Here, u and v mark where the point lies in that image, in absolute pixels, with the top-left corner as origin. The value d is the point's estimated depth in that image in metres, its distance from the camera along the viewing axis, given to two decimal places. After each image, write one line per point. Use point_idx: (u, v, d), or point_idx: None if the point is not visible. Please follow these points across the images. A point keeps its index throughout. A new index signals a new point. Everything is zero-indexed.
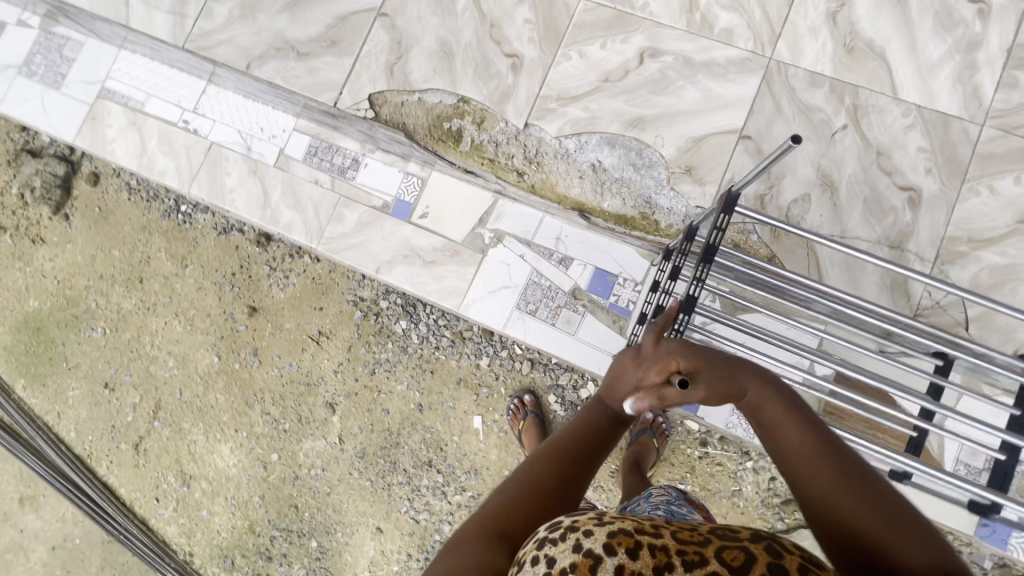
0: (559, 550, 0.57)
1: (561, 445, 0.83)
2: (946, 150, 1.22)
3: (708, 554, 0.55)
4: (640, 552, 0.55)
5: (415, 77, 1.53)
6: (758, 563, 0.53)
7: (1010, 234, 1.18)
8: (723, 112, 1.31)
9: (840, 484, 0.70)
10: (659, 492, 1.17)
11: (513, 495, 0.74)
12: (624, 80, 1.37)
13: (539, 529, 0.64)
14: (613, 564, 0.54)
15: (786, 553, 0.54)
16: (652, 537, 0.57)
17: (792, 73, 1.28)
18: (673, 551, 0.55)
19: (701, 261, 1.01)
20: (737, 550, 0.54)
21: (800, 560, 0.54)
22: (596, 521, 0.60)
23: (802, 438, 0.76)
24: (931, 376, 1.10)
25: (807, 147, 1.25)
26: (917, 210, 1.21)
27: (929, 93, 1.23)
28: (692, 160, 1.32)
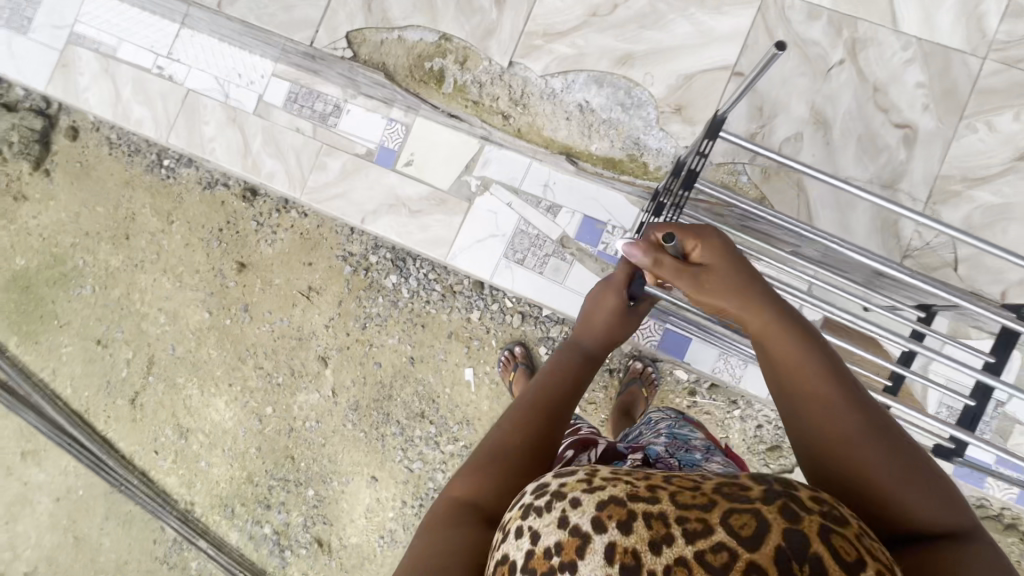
0: (544, 524, 0.53)
1: (536, 403, 0.84)
2: (945, 85, 1.17)
3: (714, 521, 0.47)
4: (634, 525, 0.49)
5: (395, 14, 1.46)
6: (773, 533, 0.45)
7: (1006, 173, 1.15)
8: (715, 47, 1.25)
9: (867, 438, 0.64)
10: (657, 416, 1.21)
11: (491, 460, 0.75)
12: (612, 14, 1.31)
13: (524, 493, 0.60)
14: (603, 541, 0.49)
15: (806, 515, 0.47)
16: (648, 503, 0.50)
17: (789, 4, 1.21)
18: (671, 519, 0.48)
19: (682, 185, 1.01)
20: (749, 516, 0.47)
21: (819, 519, 0.47)
22: (584, 486, 0.54)
23: (822, 379, 0.67)
24: (912, 324, 1.09)
25: (801, 82, 1.20)
26: (912, 147, 1.17)
27: (930, 24, 1.18)
28: (681, 98, 1.28)
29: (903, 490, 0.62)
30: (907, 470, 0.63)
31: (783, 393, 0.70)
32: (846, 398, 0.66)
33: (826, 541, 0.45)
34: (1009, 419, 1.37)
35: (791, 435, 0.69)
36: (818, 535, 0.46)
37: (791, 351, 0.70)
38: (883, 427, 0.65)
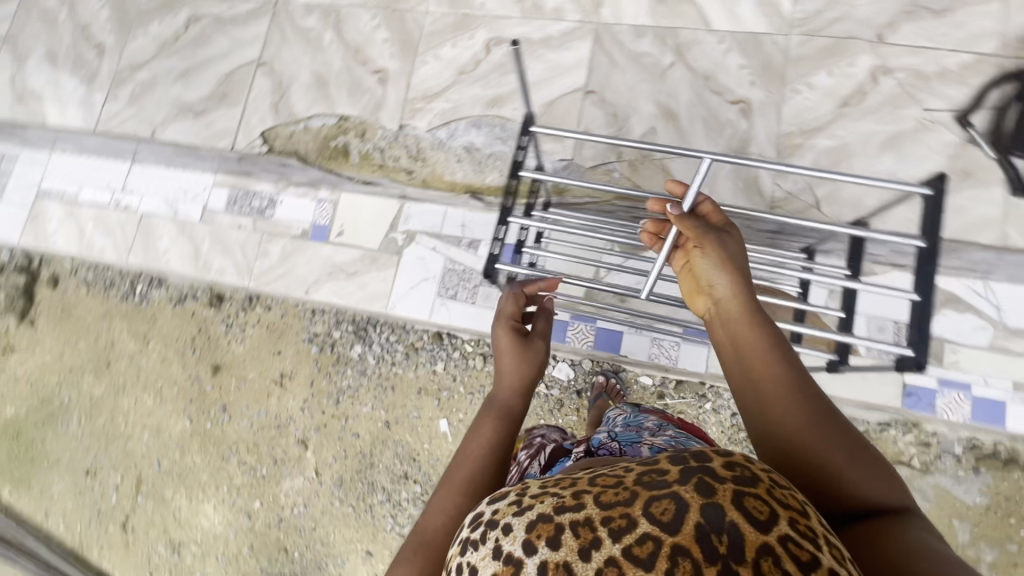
0: (480, 559, 0.51)
1: (467, 479, 0.85)
2: (763, 63, 1.36)
3: (635, 513, 0.46)
4: (563, 538, 0.47)
5: (299, 109, 1.68)
6: (691, 511, 0.44)
7: (835, 119, 1.30)
8: (567, 75, 1.44)
9: (816, 426, 0.67)
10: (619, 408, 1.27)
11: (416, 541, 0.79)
12: (477, 69, 1.52)
13: (465, 528, 0.59)
14: (536, 563, 0.46)
15: (719, 485, 0.46)
16: (574, 512, 0.48)
17: (617, 30, 1.43)
18: (597, 523, 0.46)
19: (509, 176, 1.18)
20: (667, 500, 0.45)
21: (733, 486, 0.45)
22: (515, 510, 0.52)
23: (781, 373, 0.71)
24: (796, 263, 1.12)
25: (643, 87, 1.39)
26: (750, 116, 1.33)
27: (736, 19, 1.39)
28: (549, 121, 1.42)
29: (856, 475, 0.65)
30: (852, 453, 0.66)
31: (744, 381, 0.73)
32: (804, 392, 0.70)
33: (742, 507, 0.44)
34: (937, 339, 1.41)
35: (751, 425, 0.72)
36: (736, 504, 0.44)
37: (755, 342, 0.74)
38: (838, 418, 0.69)
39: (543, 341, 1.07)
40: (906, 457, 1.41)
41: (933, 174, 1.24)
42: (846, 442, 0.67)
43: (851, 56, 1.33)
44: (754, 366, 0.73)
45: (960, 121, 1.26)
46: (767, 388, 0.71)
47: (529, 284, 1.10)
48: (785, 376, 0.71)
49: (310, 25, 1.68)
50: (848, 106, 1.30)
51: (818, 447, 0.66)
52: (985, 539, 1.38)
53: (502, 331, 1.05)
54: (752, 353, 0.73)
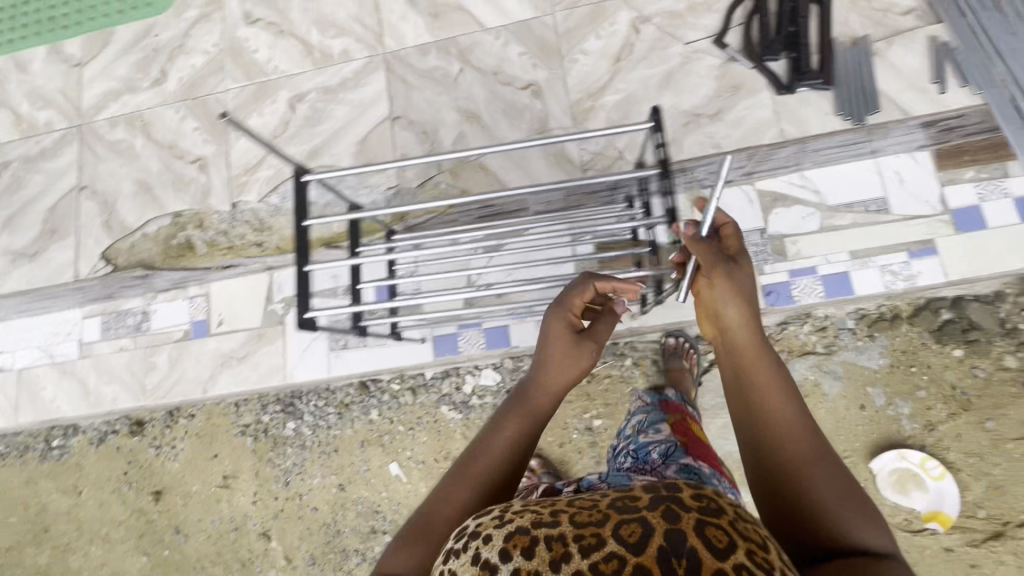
0: (459, 563, 0.55)
1: (484, 465, 0.86)
2: (539, 45, 1.45)
3: (606, 533, 0.52)
4: (536, 549, 0.51)
5: (131, 220, 1.71)
6: (655, 535, 0.51)
7: (615, 75, 1.40)
8: (372, 109, 1.50)
9: (812, 461, 0.72)
10: (643, 416, 1.29)
11: (426, 510, 0.81)
12: (288, 128, 1.53)
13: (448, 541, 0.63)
14: (509, 570, 0.51)
15: (683, 515, 0.53)
16: (549, 527, 0.53)
17: (404, 55, 1.51)
18: (570, 539, 0.52)
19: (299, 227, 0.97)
20: (635, 524, 0.52)
21: (695, 516, 0.53)
22: (496, 523, 0.57)
23: (781, 401, 0.78)
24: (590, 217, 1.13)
25: (441, 98, 1.47)
26: (541, 96, 1.42)
27: (504, 13, 1.48)
28: (368, 156, 1.47)
29: (846, 513, 0.68)
30: (844, 494, 0.69)
31: (744, 404, 0.80)
32: (803, 423, 0.76)
33: (702, 535, 0.51)
34: (778, 237, 1.52)
35: (746, 443, 0.78)
36: (696, 530, 0.51)
37: (757, 369, 0.81)
38: (833, 456, 0.73)
39: (597, 346, 1.02)
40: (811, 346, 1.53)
41: (709, 96, 1.36)
42: (845, 490, 0.69)
43: (610, 16, 1.44)
44: (753, 390, 0.80)
45: (717, 44, 1.38)
46: (763, 409, 0.78)
47: (602, 279, 1.00)
48: (783, 404, 0.78)
49: (119, 137, 1.70)
50: (622, 61, 1.41)
51: (809, 473, 0.71)
52: (898, 395, 1.49)
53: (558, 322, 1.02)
54: (758, 387, 0.80)
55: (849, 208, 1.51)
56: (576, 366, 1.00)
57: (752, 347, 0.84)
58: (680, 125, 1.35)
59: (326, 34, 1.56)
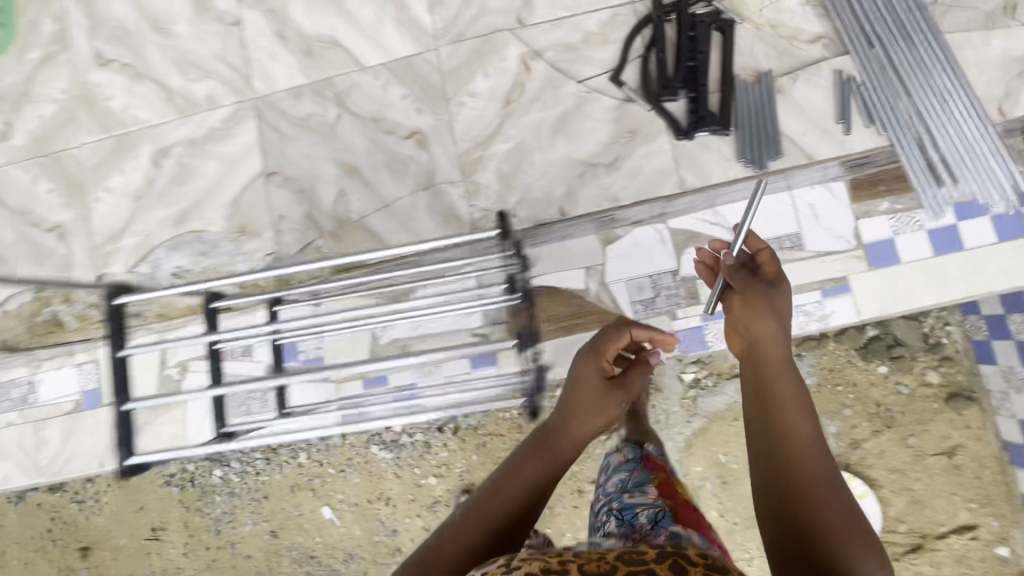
0: None
1: (504, 501, 0.96)
2: (423, 86, 1.31)
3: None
4: None
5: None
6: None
7: (506, 121, 1.28)
8: (244, 165, 1.35)
9: (821, 488, 0.72)
10: (624, 475, 1.09)
11: (441, 537, 0.90)
12: (152, 187, 1.38)
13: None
14: None
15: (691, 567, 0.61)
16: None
17: (275, 100, 1.36)
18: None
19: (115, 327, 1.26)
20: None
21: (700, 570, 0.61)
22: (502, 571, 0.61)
23: (801, 415, 0.78)
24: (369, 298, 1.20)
25: (319, 151, 1.33)
26: (427, 146, 1.29)
27: (384, 49, 1.33)
28: (241, 219, 1.34)
29: (852, 544, 0.67)
30: (847, 522, 0.69)
31: (766, 410, 0.80)
32: (821, 443, 0.76)
33: None
34: (693, 279, 1.46)
35: (758, 451, 0.78)
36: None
37: (783, 380, 0.82)
38: (840, 485, 0.73)
39: (625, 399, 1.20)
40: None
41: (605, 143, 1.25)
42: (851, 521, 0.69)
43: (500, 50, 1.29)
44: (773, 401, 0.80)
45: (613, 82, 1.26)
46: (781, 420, 0.78)
47: (638, 328, 1.24)
48: (803, 418, 0.78)
49: None
50: (512, 103, 1.28)
51: (816, 498, 0.71)
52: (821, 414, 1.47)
53: (590, 364, 1.21)
54: (781, 395, 0.80)
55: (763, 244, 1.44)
56: (604, 412, 1.17)
57: (780, 360, 0.85)
58: (574, 176, 1.25)
59: (187, 77, 1.39)
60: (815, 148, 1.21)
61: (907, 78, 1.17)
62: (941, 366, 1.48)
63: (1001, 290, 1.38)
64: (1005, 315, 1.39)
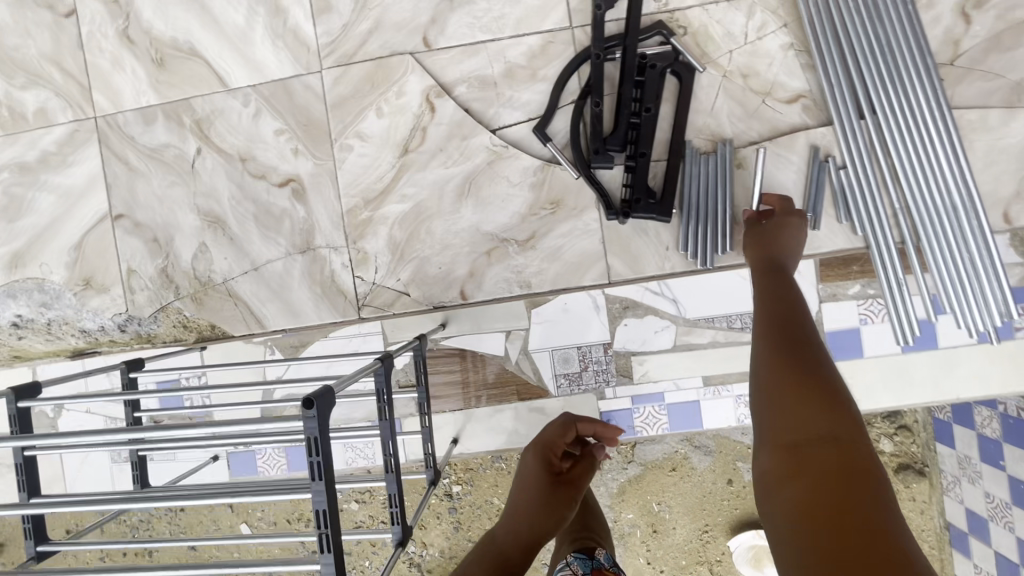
0: None
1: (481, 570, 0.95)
2: (302, 119, 1.06)
3: None
4: None
5: None
6: None
7: (400, 175, 1.04)
8: (86, 202, 1.12)
9: (795, 355, 0.72)
10: None
11: None
12: None
13: None
14: None
15: None
16: None
17: (122, 121, 1.10)
18: None
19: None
20: None
21: None
22: None
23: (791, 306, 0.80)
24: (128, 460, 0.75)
25: (176, 193, 1.09)
26: (305, 199, 1.06)
27: (255, 66, 1.06)
28: (84, 270, 1.12)
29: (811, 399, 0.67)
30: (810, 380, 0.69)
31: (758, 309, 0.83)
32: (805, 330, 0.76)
33: None
34: None
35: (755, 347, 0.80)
36: None
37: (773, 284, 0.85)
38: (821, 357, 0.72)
39: (574, 491, 1.05)
40: None
41: (520, 215, 1.02)
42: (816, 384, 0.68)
43: (396, 81, 1.04)
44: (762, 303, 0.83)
45: (536, 135, 1.01)
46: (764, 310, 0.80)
47: (584, 422, 1.06)
48: (787, 307, 0.80)
49: None
50: (409, 152, 1.04)
51: (787, 361, 0.72)
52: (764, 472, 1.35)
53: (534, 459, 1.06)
54: (775, 298, 0.82)
55: (713, 322, 1.23)
56: (554, 506, 1.03)
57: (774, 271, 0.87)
58: (481, 254, 1.03)
59: (12, 81, 1.11)
60: None
61: (898, 161, 0.94)
62: (896, 435, 1.30)
63: (976, 397, 1.17)
64: (972, 405, 1.21)
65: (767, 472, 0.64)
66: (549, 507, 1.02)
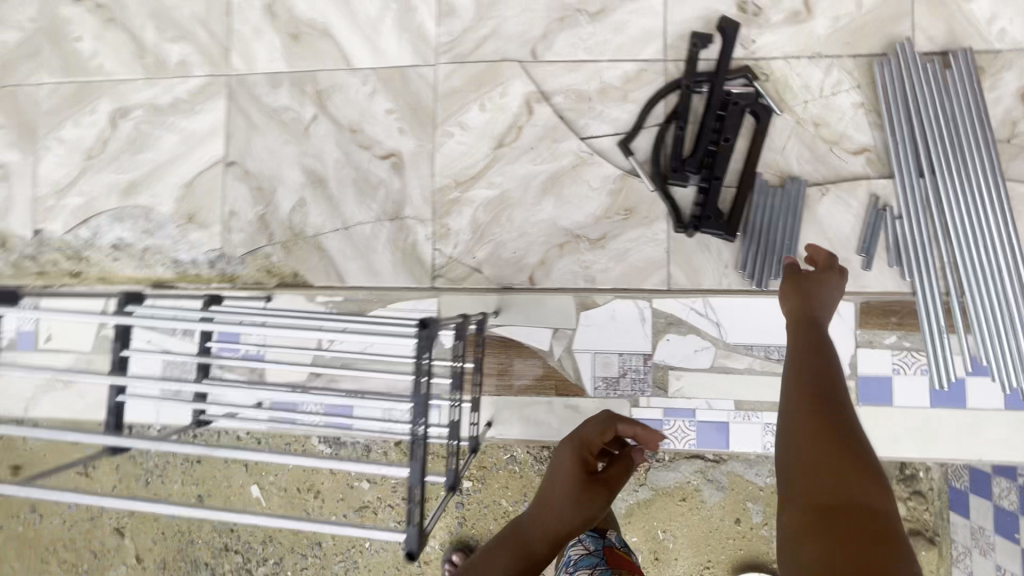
0: None
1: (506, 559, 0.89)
2: (412, 103, 1.18)
3: None
4: None
5: None
6: None
7: (491, 164, 1.15)
8: (203, 147, 1.24)
9: (826, 412, 0.66)
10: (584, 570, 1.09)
11: None
12: (105, 151, 1.27)
13: None
14: None
15: None
16: None
17: (251, 82, 1.23)
18: None
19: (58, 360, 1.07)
20: None
21: None
22: None
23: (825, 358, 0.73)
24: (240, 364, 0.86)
25: (287, 151, 1.21)
26: (403, 172, 1.17)
27: (379, 52, 1.19)
28: (190, 206, 1.24)
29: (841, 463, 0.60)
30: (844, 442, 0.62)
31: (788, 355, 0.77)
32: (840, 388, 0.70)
33: None
34: (661, 366, 1.17)
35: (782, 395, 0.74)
36: None
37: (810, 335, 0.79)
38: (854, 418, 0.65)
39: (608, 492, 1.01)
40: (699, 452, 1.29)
41: (595, 215, 1.12)
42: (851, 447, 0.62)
43: (502, 83, 1.16)
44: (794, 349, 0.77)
45: (619, 147, 1.12)
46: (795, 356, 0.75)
47: (626, 424, 1.02)
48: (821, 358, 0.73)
49: None
50: (503, 146, 1.15)
51: (816, 416, 0.65)
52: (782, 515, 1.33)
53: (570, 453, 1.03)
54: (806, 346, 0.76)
55: None
56: (586, 504, 0.99)
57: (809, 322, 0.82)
58: (554, 245, 1.13)
59: (163, 35, 1.26)
60: None
61: (951, 221, 1.03)
62: (910, 500, 1.30)
63: (999, 462, 1.19)
64: (990, 474, 1.22)
65: (794, 534, 0.57)
66: (580, 503, 0.98)
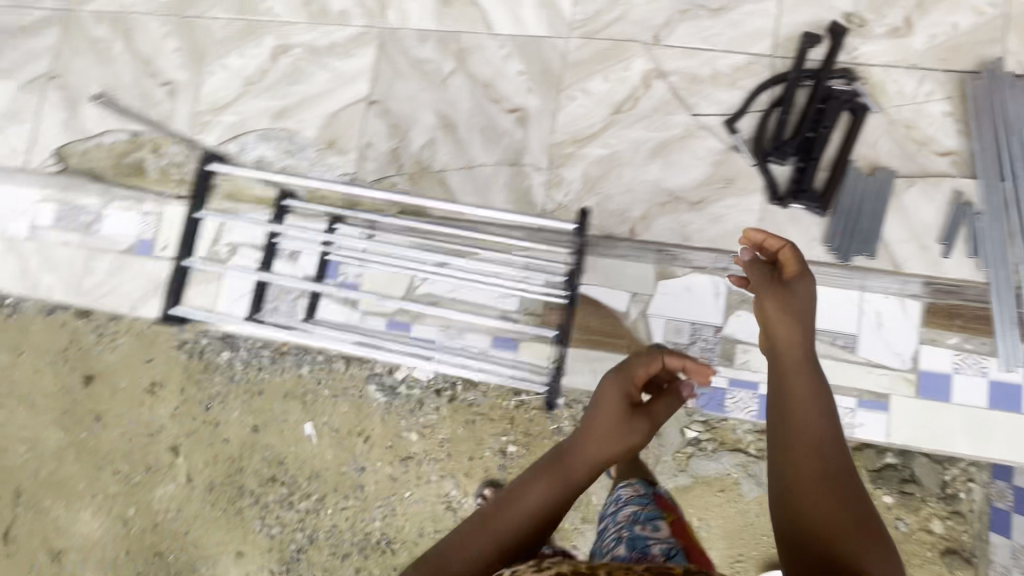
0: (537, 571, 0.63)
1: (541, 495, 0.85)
2: (541, 68, 1.33)
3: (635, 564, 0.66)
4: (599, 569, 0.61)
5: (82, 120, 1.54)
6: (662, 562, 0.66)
7: (607, 127, 1.29)
8: (350, 86, 1.41)
9: (817, 467, 0.72)
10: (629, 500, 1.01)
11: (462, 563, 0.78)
12: (263, 80, 1.45)
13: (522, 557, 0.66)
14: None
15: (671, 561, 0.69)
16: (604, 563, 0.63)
17: (401, 35, 1.40)
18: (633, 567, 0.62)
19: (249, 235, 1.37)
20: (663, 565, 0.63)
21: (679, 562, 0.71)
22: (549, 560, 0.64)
23: (810, 401, 0.78)
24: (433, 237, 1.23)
25: (424, 96, 1.37)
26: (526, 125, 1.32)
27: (518, 22, 1.36)
28: (332, 134, 1.40)
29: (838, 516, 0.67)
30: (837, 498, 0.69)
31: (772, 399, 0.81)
32: (833, 436, 0.76)
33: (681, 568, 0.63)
34: (730, 339, 1.26)
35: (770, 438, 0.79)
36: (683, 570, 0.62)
37: (793, 368, 0.82)
38: (844, 470, 0.72)
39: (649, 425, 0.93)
40: (744, 445, 1.28)
41: (697, 180, 1.25)
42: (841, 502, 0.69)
43: (625, 59, 1.31)
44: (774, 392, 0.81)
45: (724, 126, 1.25)
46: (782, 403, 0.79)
47: (673, 355, 0.92)
48: (810, 400, 0.78)
49: (98, 34, 1.55)
50: (620, 113, 1.29)
51: (811, 471, 0.72)
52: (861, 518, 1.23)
53: (614, 386, 0.93)
54: (789, 383, 0.80)
55: None
56: (627, 436, 0.91)
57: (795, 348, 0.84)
58: (656, 204, 1.26)
59: None
60: (905, 259, 1.20)
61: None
62: (949, 519, 1.23)
63: None
64: None
65: None
66: (621, 433, 0.90)
